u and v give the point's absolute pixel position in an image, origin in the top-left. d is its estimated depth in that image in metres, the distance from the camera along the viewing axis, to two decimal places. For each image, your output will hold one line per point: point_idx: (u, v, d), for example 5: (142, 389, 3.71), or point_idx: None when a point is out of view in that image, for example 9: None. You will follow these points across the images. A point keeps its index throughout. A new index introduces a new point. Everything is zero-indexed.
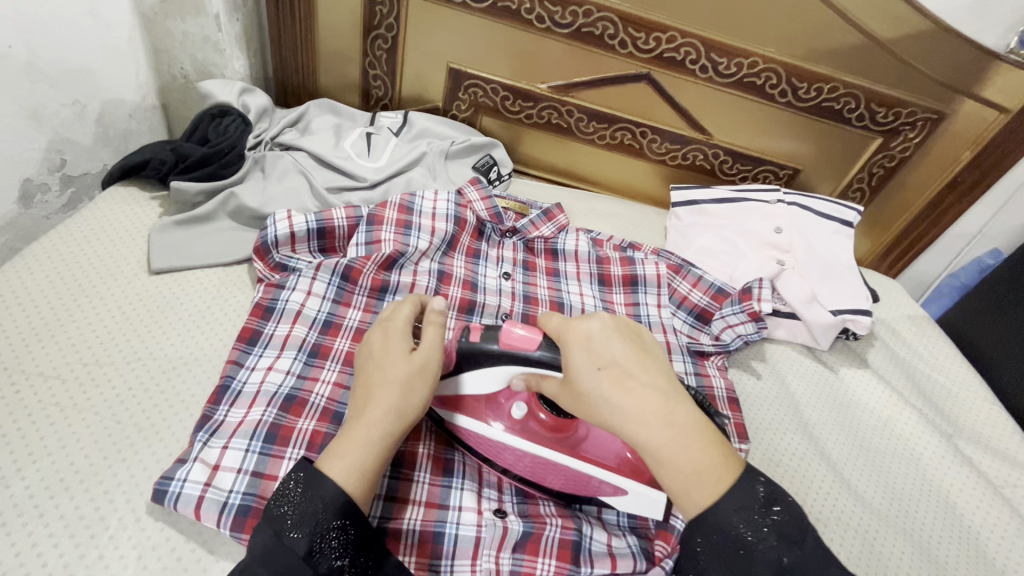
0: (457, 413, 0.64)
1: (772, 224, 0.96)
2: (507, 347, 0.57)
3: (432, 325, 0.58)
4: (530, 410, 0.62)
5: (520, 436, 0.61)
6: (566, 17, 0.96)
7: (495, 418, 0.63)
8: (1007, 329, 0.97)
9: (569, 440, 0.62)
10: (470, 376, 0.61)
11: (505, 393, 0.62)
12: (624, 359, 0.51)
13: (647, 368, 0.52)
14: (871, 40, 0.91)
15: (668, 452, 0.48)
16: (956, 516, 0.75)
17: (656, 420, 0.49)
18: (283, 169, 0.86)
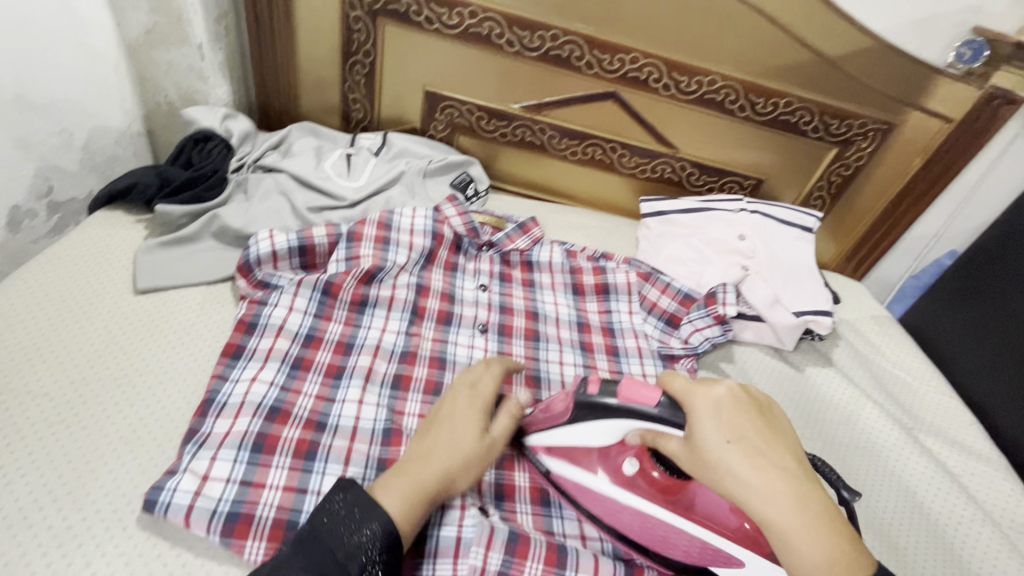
0: (567, 463, 0.68)
1: (736, 232, 1.01)
2: (626, 400, 0.58)
3: (506, 414, 0.65)
4: (640, 465, 0.65)
5: (631, 492, 0.64)
6: (535, 42, 1.01)
7: (604, 472, 0.66)
8: (962, 325, 1.02)
9: (679, 501, 0.63)
10: (587, 425, 0.63)
11: (613, 446, 0.66)
12: (752, 436, 0.51)
13: (769, 443, 0.51)
14: (819, 57, 0.98)
15: (793, 531, 0.47)
16: (918, 505, 0.79)
17: (786, 499, 0.48)
18: (265, 191, 0.90)
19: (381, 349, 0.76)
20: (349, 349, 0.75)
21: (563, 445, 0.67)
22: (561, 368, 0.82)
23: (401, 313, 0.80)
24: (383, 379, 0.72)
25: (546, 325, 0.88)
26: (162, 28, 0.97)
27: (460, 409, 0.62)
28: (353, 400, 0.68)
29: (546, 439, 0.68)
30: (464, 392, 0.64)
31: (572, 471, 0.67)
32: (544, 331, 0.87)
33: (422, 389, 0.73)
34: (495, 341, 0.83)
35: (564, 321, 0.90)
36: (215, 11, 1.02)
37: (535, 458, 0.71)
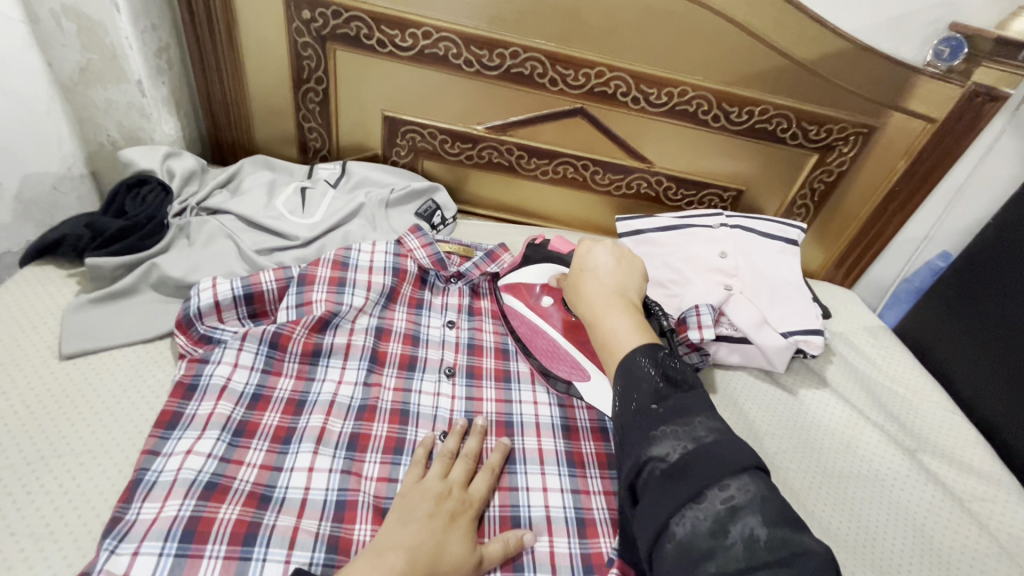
0: (513, 295, 0.86)
1: (717, 249, 0.95)
2: (552, 247, 0.88)
3: (501, 540, 0.59)
4: (558, 305, 0.82)
5: (544, 318, 0.82)
6: (494, 60, 0.96)
7: (533, 303, 0.84)
8: (959, 333, 0.97)
9: (580, 337, 0.79)
10: (528, 270, 0.87)
11: (544, 286, 0.84)
12: (601, 265, 0.70)
13: (615, 273, 0.69)
14: (792, 62, 0.93)
15: (606, 316, 0.63)
16: (925, 538, 0.73)
17: (607, 298, 0.65)
18: (210, 235, 0.84)
19: (335, 406, 0.69)
20: (300, 408, 0.68)
21: (513, 283, 0.87)
22: (534, 411, 0.77)
23: (359, 362, 0.74)
24: (338, 440, 0.66)
25: (518, 363, 0.82)
26: (97, 65, 0.91)
27: (456, 513, 0.58)
28: (303, 468, 0.62)
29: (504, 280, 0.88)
30: (458, 492, 0.61)
31: (513, 301, 0.85)
32: (516, 369, 0.81)
33: (382, 448, 0.66)
34: (463, 384, 0.77)
35: None
36: (155, 45, 0.96)
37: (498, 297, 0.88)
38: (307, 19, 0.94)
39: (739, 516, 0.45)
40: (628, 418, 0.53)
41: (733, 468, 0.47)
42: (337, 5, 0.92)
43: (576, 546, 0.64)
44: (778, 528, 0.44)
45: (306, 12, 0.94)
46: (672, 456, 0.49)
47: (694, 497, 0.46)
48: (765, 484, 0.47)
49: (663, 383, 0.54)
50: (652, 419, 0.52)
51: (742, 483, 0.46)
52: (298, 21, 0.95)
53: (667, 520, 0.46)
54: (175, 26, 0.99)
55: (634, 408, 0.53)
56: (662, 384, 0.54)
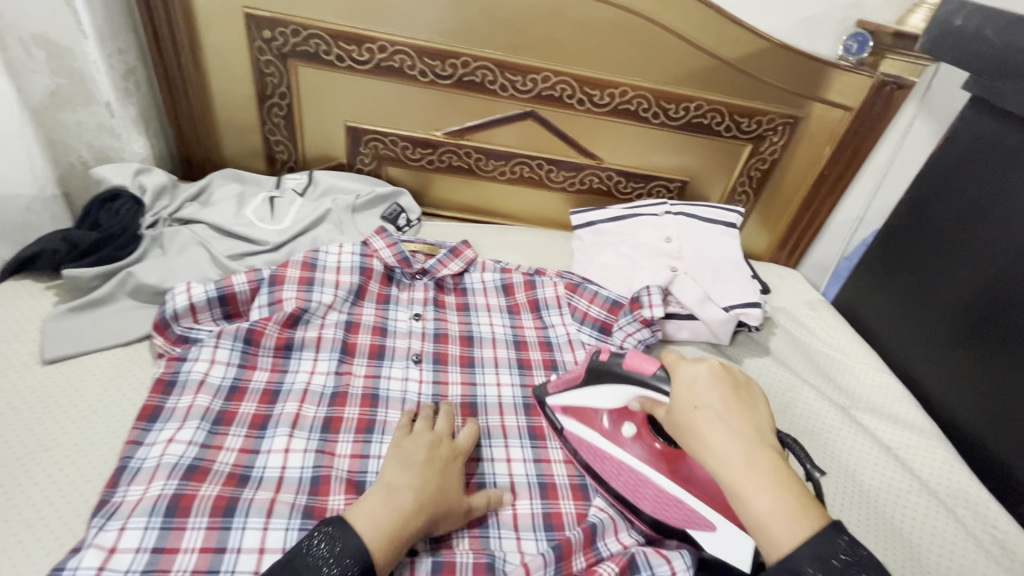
0: (578, 421, 0.74)
1: (663, 234, 1.03)
2: (630, 368, 0.66)
3: (484, 493, 0.66)
4: (643, 432, 0.70)
5: (628, 450, 0.70)
6: (447, 69, 1.03)
7: (609, 433, 0.72)
8: (889, 302, 1.05)
9: (680, 470, 0.67)
10: (595, 390, 0.70)
11: (617, 411, 0.72)
12: (721, 404, 0.55)
13: (742, 414, 0.54)
14: (719, 61, 1.02)
15: (754, 490, 0.49)
16: (856, 481, 0.81)
17: (745, 452, 0.51)
18: (183, 243, 0.88)
19: (309, 393, 0.74)
20: (275, 397, 0.73)
21: (575, 406, 0.74)
22: (498, 390, 0.83)
23: (330, 353, 0.79)
24: (312, 424, 0.71)
25: (481, 349, 0.89)
26: (67, 89, 0.95)
27: (447, 459, 0.66)
28: (279, 449, 0.67)
29: (562, 401, 0.75)
30: (448, 444, 0.68)
31: (581, 431, 0.73)
32: (480, 355, 0.87)
33: (354, 428, 0.72)
34: (430, 370, 0.83)
35: (500, 341, 0.91)
36: (122, 68, 1.00)
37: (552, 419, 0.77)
38: (268, 39, 1.00)
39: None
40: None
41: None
42: (296, 25, 0.98)
43: (538, 507, 0.70)
44: None
45: (267, 31, 0.99)
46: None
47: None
48: None
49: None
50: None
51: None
52: (260, 41, 1.00)
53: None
54: (141, 48, 1.04)
55: None
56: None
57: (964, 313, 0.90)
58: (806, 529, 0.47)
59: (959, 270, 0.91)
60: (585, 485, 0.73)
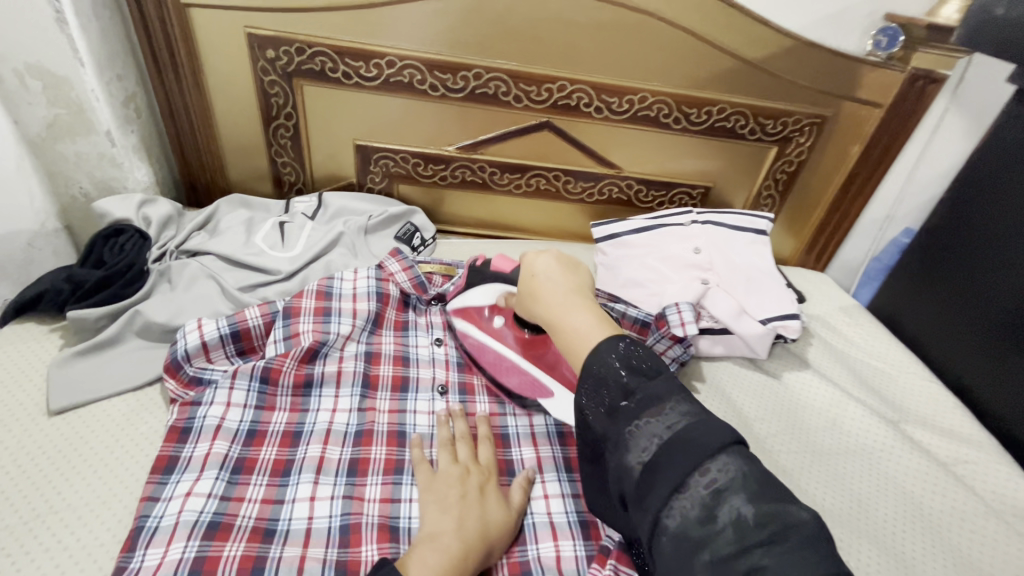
0: (466, 320, 0.81)
1: (691, 245, 0.98)
2: (496, 268, 0.78)
3: (520, 486, 0.67)
4: (511, 325, 0.77)
5: (499, 340, 0.78)
6: (459, 82, 0.99)
7: (485, 326, 0.79)
8: (934, 305, 0.99)
9: (539, 354, 0.76)
10: (476, 290, 0.80)
11: (492, 307, 0.79)
12: (551, 262, 0.63)
13: (569, 271, 0.63)
14: (743, 62, 0.97)
15: (565, 316, 0.57)
16: (915, 505, 0.76)
17: (564, 297, 0.59)
18: (191, 277, 0.84)
19: (332, 434, 0.70)
20: (296, 440, 0.69)
21: (462, 307, 0.82)
22: (529, 422, 0.78)
23: (352, 388, 0.75)
24: (337, 467, 0.66)
25: None
26: (65, 120, 0.90)
27: (484, 485, 0.64)
28: (305, 498, 0.63)
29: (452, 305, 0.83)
30: (476, 468, 0.66)
31: (467, 327, 0.81)
32: None
33: (382, 470, 0.67)
34: (456, 401, 0.78)
35: None
36: (121, 94, 0.96)
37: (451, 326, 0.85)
38: (271, 58, 0.96)
39: (724, 499, 0.42)
40: (602, 422, 0.50)
41: (709, 450, 0.44)
42: (300, 42, 0.94)
43: (581, 549, 0.65)
44: (764, 502, 0.41)
45: (270, 51, 0.96)
46: (647, 456, 0.46)
47: (675, 488, 0.43)
48: (746, 456, 0.44)
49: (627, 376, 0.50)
50: (625, 419, 0.48)
51: (723, 463, 0.43)
52: (263, 61, 0.97)
53: (658, 516, 0.43)
54: (140, 74, 1.00)
55: (602, 409, 0.50)
56: (627, 378, 0.50)
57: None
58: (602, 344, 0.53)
59: (1016, 272, 0.85)
60: None
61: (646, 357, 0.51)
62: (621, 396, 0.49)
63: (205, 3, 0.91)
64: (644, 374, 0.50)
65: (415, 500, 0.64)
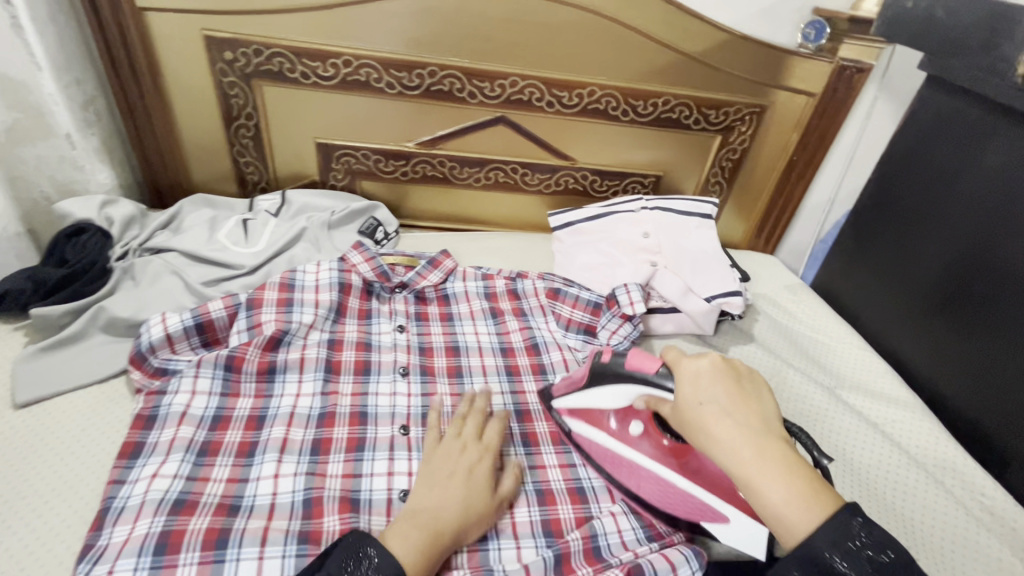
0: (586, 423, 0.74)
1: (640, 230, 1.04)
2: (632, 368, 0.67)
3: (512, 476, 0.69)
4: (649, 429, 0.70)
5: (640, 451, 0.69)
6: (414, 80, 1.03)
7: (618, 433, 0.71)
8: (865, 280, 1.05)
9: (687, 463, 0.67)
10: (600, 391, 0.70)
11: (624, 411, 0.71)
12: (728, 399, 0.54)
13: (749, 407, 0.54)
14: (683, 55, 1.03)
15: (767, 487, 0.49)
16: (845, 459, 0.81)
17: (756, 446, 0.51)
18: (155, 273, 0.86)
19: (296, 416, 0.73)
20: (261, 423, 0.72)
21: (581, 407, 0.74)
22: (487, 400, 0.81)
23: (315, 373, 0.78)
24: (301, 447, 0.69)
25: (469, 358, 0.88)
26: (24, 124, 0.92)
27: (477, 464, 0.67)
28: (269, 476, 0.66)
29: (567, 404, 0.75)
30: (476, 445, 0.69)
31: (590, 432, 0.73)
32: (467, 364, 0.86)
33: (344, 448, 0.70)
34: (418, 382, 0.81)
35: (487, 349, 0.90)
36: (81, 98, 0.97)
37: (561, 423, 0.77)
38: (230, 60, 0.99)
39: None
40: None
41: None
42: (257, 44, 0.97)
43: (536, 514, 0.69)
44: None
45: (228, 52, 0.98)
46: None
47: None
48: None
49: None
50: None
51: None
52: (221, 63, 0.99)
53: None
54: (100, 79, 1.01)
55: None
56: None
57: (942, 284, 0.89)
58: (817, 513, 0.47)
59: (933, 244, 0.91)
60: (582, 488, 0.72)
61: (884, 550, 0.45)
62: None
63: (163, 7, 0.93)
64: None
65: (376, 474, 0.68)
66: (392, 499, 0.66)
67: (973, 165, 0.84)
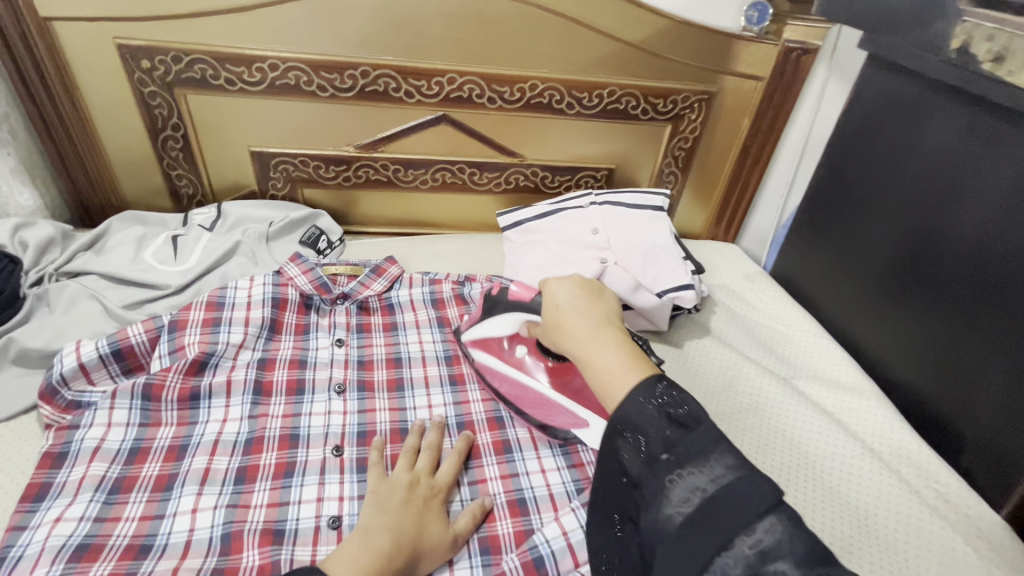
0: (484, 351, 0.81)
1: (589, 226, 1.01)
2: (514, 298, 0.78)
3: (468, 513, 0.64)
4: (534, 352, 0.78)
5: (524, 372, 0.77)
6: (346, 82, 0.98)
7: (507, 357, 0.79)
8: (822, 265, 1.03)
9: (568, 382, 0.75)
10: (493, 322, 0.80)
11: (512, 337, 0.80)
12: (576, 298, 0.63)
13: (594, 303, 0.63)
14: (624, 44, 1.00)
15: (596, 355, 0.56)
16: (801, 452, 0.79)
17: (593, 332, 0.58)
18: (72, 298, 0.82)
19: (220, 444, 0.69)
20: (182, 453, 0.67)
21: (480, 338, 0.82)
22: (429, 413, 0.78)
23: (243, 397, 0.74)
24: (225, 476, 0.66)
25: (410, 369, 0.84)
26: None
27: (428, 499, 0.63)
28: (187, 511, 0.62)
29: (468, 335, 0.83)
30: (427, 481, 0.66)
31: (488, 360, 0.80)
32: (409, 376, 0.83)
33: (272, 475, 0.67)
34: (354, 399, 0.77)
35: (431, 358, 0.86)
36: None
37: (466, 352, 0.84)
38: (148, 69, 0.94)
39: (770, 562, 0.41)
40: (638, 468, 0.49)
41: (755, 510, 0.43)
42: (176, 51, 0.93)
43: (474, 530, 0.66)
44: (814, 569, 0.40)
45: (145, 61, 0.93)
46: (689, 507, 0.45)
47: (722, 546, 0.42)
48: (792, 517, 0.43)
49: (671, 428, 0.49)
50: (665, 470, 0.48)
51: (770, 524, 0.43)
52: (139, 72, 0.94)
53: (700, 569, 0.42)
54: None
55: (639, 458, 0.49)
56: (668, 429, 0.49)
57: (893, 267, 0.86)
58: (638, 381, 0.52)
59: (882, 226, 0.88)
60: (523, 500, 0.69)
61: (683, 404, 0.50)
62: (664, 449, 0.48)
63: (72, 16, 0.88)
64: (685, 426, 0.49)
65: (304, 501, 0.65)
66: (320, 527, 0.63)
67: (916, 146, 0.82)
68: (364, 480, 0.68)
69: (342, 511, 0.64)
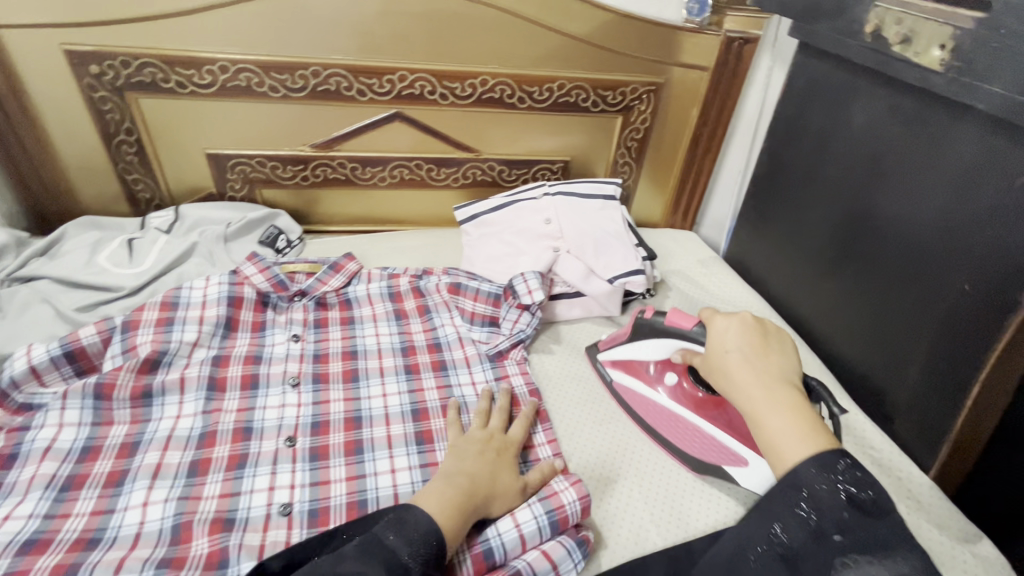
0: (627, 373, 0.84)
1: (542, 217, 1.03)
2: (670, 323, 0.76)
3: (539, 470, 0.68)
4: (683, 381, 0.79)
5: (672, 398, 0.80)
6: (298, 82, 1.00)
7: (652, 381, 0.81)
8: (769, 246, 1.06)
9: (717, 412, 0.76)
10: (640, 343, 0.82)
11: (661, 363, 0.81)
12: (749, 348, 0.65)
13: (768, 357, 0.64)
14: (571, 38, 1.03)
15: (769, 414, 0.58)
16: None
17: (768, 387, 0.60)
18: (24, 302, 0.84)
19: (173, 439, 0.70)
20: (134, 450, 0.68)
21: (624, 359, 0.84)
22: (383, 402, 0.79)
23: (196, 393, 0.75)
24: (177, 470, 0.67)
25: (366, 360, 0.85)
26: None
27: (503, 449, 0.69)
28: (137, 504, 0.63)
29: (612, 355, 0.86)
30: (501, 437, 0.71)
31: (629, 381, 0.83)
32: (364, 367, 0.84)
33: (224, 467, 0.68)
34: (309, 391, 0.79)
35: (387, 350, 0.87)
36: None
37: (603, 373, 0.87)
38: (97, 74, 0.95)
39: None
40: (802, 537, 0.53)
41: None
42: (125, 55, 0.94)
43: None
44: None
45: (93, 66, 0.94)
46: None
47: None
48: None
49: (848, 510, 0.52)
50: (835, 550, 0.51)
51: None
52: (89, 78, 0.95)
53: None
54: None
55: (807, 526, 0.53)
56: (847, 512, 0.52)
57: (831, 245, 0.90)
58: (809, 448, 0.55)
59: (820, 207, 0.92)
60: None
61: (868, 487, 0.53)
62: (837, 527, 0.52)
63: (16, 23, 0.89)
64: (864, 512, 0.52)
65: (255, 490, 0.66)
66: (271, 514, 0.65)
67: (844, 129, 0.85)
68: (317, 468, 0.70)
69: (292, 499, 0.66)
